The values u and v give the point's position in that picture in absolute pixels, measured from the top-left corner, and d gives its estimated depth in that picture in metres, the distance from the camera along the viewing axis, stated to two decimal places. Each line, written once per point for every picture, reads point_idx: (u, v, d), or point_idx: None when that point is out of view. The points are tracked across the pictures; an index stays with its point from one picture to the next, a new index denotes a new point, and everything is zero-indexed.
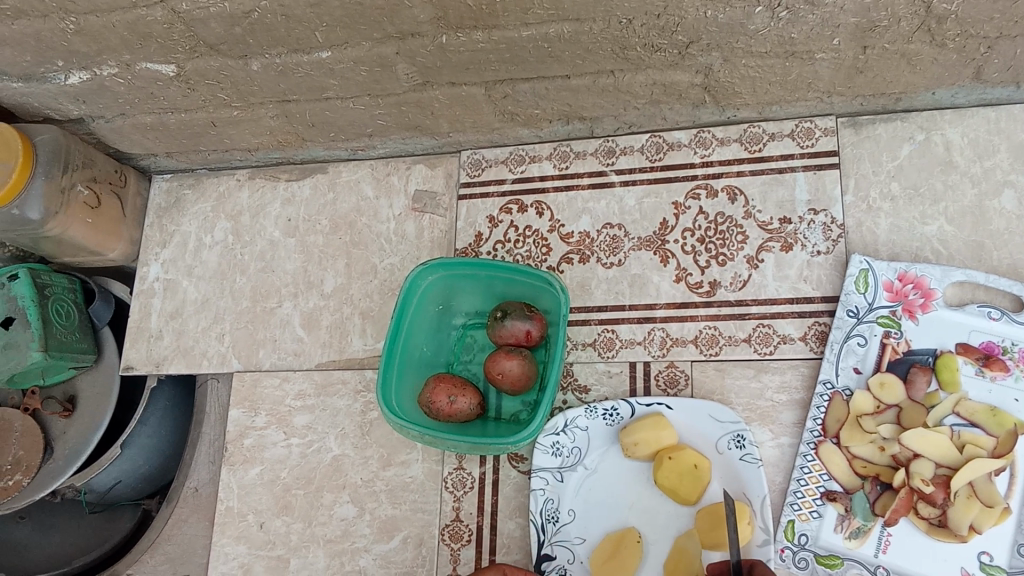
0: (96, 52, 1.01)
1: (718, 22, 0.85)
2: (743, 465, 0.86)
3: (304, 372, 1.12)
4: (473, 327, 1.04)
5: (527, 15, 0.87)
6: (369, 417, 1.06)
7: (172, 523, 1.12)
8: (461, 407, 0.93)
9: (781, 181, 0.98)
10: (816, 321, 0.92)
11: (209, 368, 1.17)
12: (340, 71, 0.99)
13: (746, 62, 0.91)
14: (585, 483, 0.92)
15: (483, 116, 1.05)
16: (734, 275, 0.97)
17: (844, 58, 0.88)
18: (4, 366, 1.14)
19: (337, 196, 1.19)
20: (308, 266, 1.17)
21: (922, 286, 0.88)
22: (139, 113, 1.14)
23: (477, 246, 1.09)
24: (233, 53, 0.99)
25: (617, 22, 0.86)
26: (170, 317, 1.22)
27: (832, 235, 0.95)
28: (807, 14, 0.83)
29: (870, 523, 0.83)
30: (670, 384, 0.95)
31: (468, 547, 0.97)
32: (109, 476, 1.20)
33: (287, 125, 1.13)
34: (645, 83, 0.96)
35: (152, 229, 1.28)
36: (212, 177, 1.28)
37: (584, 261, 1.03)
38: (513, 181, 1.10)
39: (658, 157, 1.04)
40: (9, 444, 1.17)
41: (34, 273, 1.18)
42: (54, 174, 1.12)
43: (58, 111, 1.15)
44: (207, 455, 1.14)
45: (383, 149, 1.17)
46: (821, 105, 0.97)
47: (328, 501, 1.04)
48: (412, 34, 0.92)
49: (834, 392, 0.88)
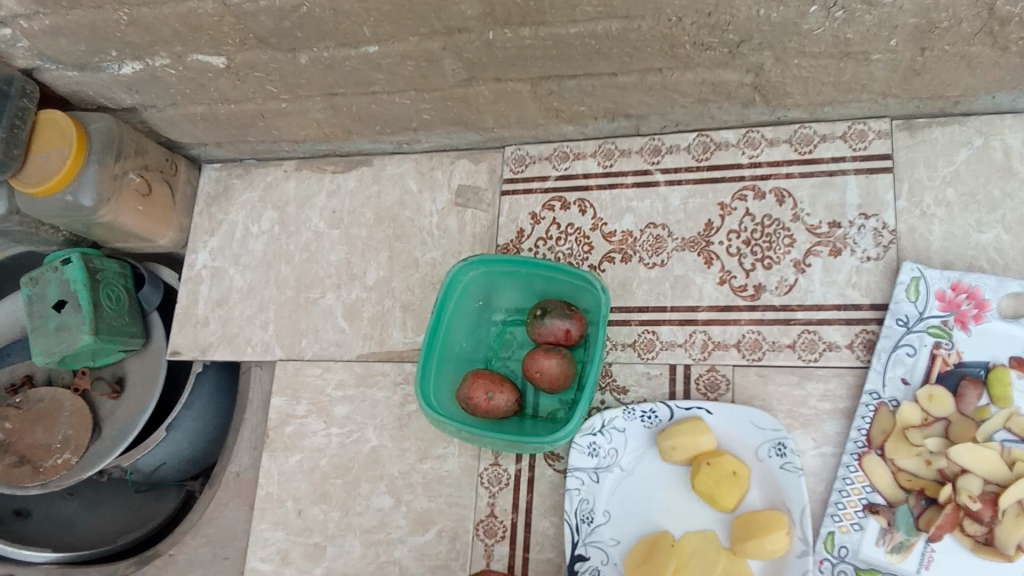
0: (149, 43, 1.03)
1: (771, 21, 0.83)
2: (783, 473, 0.84)
3: (345, 363, 1.13)
4: (512, 324, 1.04)
5: (575, 12, 0.86)
6: (408, 410, 1.07)
7: (214, 506, 1.14)
8: (499, 403, 0.93)
9: (830, 184, 0.96)
10: (863, 329, 0.90)
11: (252, 356, 1.19)
12: (386, 66, 0.99)
13: (799, 61, 0.89)
14: (621, 484, 0.91)
15: (528, 112, 1.05)
16: (780, 279, 0.95)
17: (901, 59, 0.86)
18: (57, 347, 1.18)
19: (381, 189, 1.19)
20: (351, 258, 1.18)
21: (976, 295, 0.85)
22: (190, 104, 1.16)
23: (519, 243, 1.09)
24: (282, 46, 1.00)
25: (666, 20, 0.85)
26: (216, 304, 1.24)
27: (883, 240, 0.92)
28: (864, 14, 0.80)
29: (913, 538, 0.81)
30: (710, 388, 0.94)
31: (501, 543, 0.97)
32: (155, 458, 1.24)
33: (333, 118, 1.14)
34: (693, 82, 0.94)
35: (200, 217, 1.30)
36: (260, 167, 1.29)
37: (626, 260, 1.02)
38: (557, 178, 1.09)
39: (706, 157, 1.03)
40: (59, 423, 1.20)
41: (86, 258, 1.21)
42: (107, 161, 1.15)
43: (111, 100, 1.17)
44: (249, 441, 1.17)
45: (427, 143, 1.17)
46: (875, 107, 0.95)
47: (365, 491, 1.05)
48: (460, 29, 0.92)
49: (880, 402, 0.86)
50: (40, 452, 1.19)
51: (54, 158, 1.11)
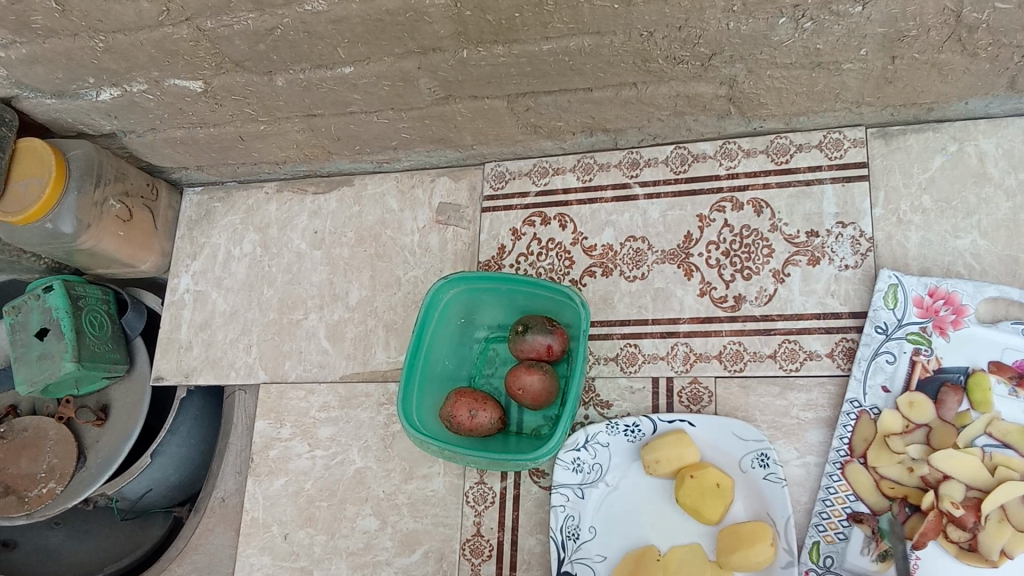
0: (125, 69, 1.03)
1: (741, 33, 0.83)
2: (767, 484, 0.84)
3: (328, 384, 1.12)
4: (495, 341, 1.04)
5: (546, 29, 0.87)
6: (392, 430, 1.06)
7: (199, 532, 1.13)
8: (482, 421, 0.93)
9: (808, 193, 0.96)
10: (844, 337, 0.90)
11: (236, 379, 1.18)
12: (362, 86, 1.00)
13: (772, 73, 0.89)
14: (606, 499, 0.91)
15: (506, 129, 1.05)
16: (760, 290, 0.95)
17: (872, 68, 0.87)
18: (39, 375, 1.17)
19: (363, 209, 1.19)
20: (333, 278, 1.17)
21: (953, 301, 0.85)
22: (170, 129, 1.16)
23: (500, 259, 1.09)
24: (258, 69, 1.00)
25: (637, 35, 0.86)
26: (199, 328, 1.24)
27: (861, 248, 0.92)
28: (833, 24, 0.81)
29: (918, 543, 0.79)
30: (693, 401, 0.93)
31: (488, 562, 0.96)
32: (141, 484, 1.23)
33: (313, 139, 1.14)
34: (668, 95, 0.95)
35: (182, 241, 1.30)
36: (242, 190, 1.29)
37: (607, 274, 1.02)
38: (536, 193, 1.10)
39: (683, 169, 1.03)
40: (43, 452, 1.20)
41: (68, 285, 1.20)
42: (86, 188, 1.15)
43: (90, 127, 1.17)
44: (234, 465, 1.16)
45: (407, 162, 1.17)
46: (850, 116, 0.95)
47: (350, 513, 1.04)
48: (433, 49, 0.92)
49: (862, 411, 0.86)
50: (25, 481, 1.18)
51: (33, 187, 1.11)
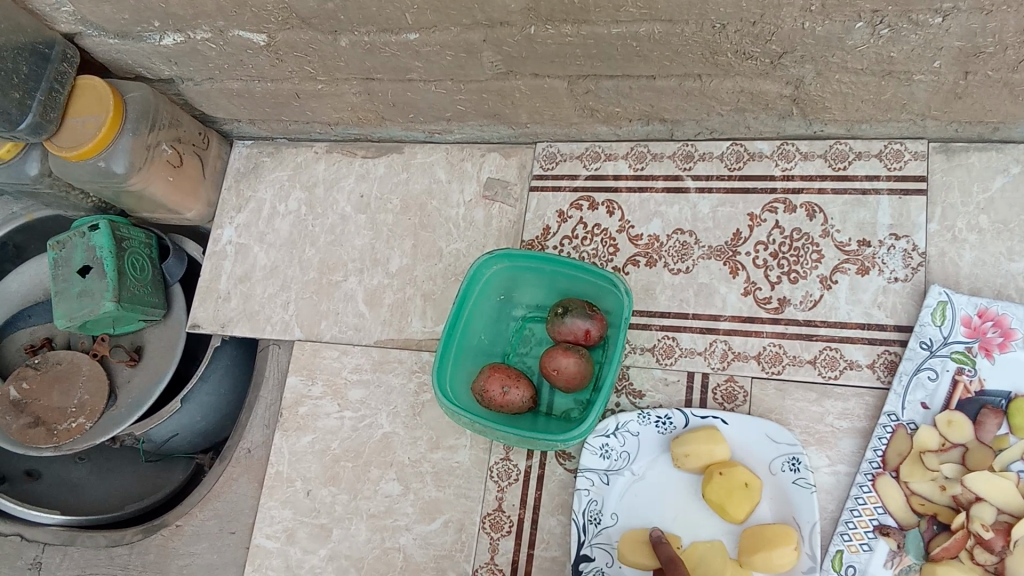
0: (191, 15, 1.03)
1: (815, 34, 0.83)
2: (796, 489, 0.84)
3: (363, 347, 1.13)
4: (532, 320, 1.04)
5: (618, 13, 0.86)
6: (422, 399, 1.07)
7: (223, 480, 1.14)
8: (514, 399, 0.93)
9: (863, 202, 0.95)
10: (886, 350, 0.90)
11: (271, 334, 1.19)
12: (426, 54, 1.00)
13: (840, 77, 0.88)
14: (631, 488, 0.91)
15: (563, 110, 1.05)
16: (806, 294, 0.94)
17: (943, 81, 0.86)
18: (80, 312, 1.19)
19: (410, 177, 1.20)
20: (375, 243, 1.18)
21: (1002, 324, 0.84)
22: (228, 79, 1.17)
23: (544, 239, 1.09)
24: (324, 28, 1.00)
25: (710, 26, 0.85)
26: (239, 280, 1.25)
27: (912, 262, 0.92)
28: (910, 33, 0.80)
29: (960, 558, 0.78)
30: (727, 399, 0.93)
31: (507, 537, 0.97)
32: (167, 429, 1.24)
33: (368, 103, 1.14)
34: (732, 90, 0.94)
35: (229, 193, 1.31)
36: (291, 147, 1.30)
37: (651, 265, 1.02)
38: (586, 177, 1.09)
39: (738, 166, 1.02)
40: (75, 388, 1.22)
41: (114, 225, 1.21)
42: (141, 131, 1.16)
43: (150, 70, 1.18)
44: (262, 418, 1.17)
45: (459, 134, 1.17)
46: (913, 128, 0.94)
47: (374, 476, 1.05)
48: (502, 22, 0.92)
49: (899, 425, 0.85)
50: (55, 414, 1.20)
51: (89, 124, 1.12)
